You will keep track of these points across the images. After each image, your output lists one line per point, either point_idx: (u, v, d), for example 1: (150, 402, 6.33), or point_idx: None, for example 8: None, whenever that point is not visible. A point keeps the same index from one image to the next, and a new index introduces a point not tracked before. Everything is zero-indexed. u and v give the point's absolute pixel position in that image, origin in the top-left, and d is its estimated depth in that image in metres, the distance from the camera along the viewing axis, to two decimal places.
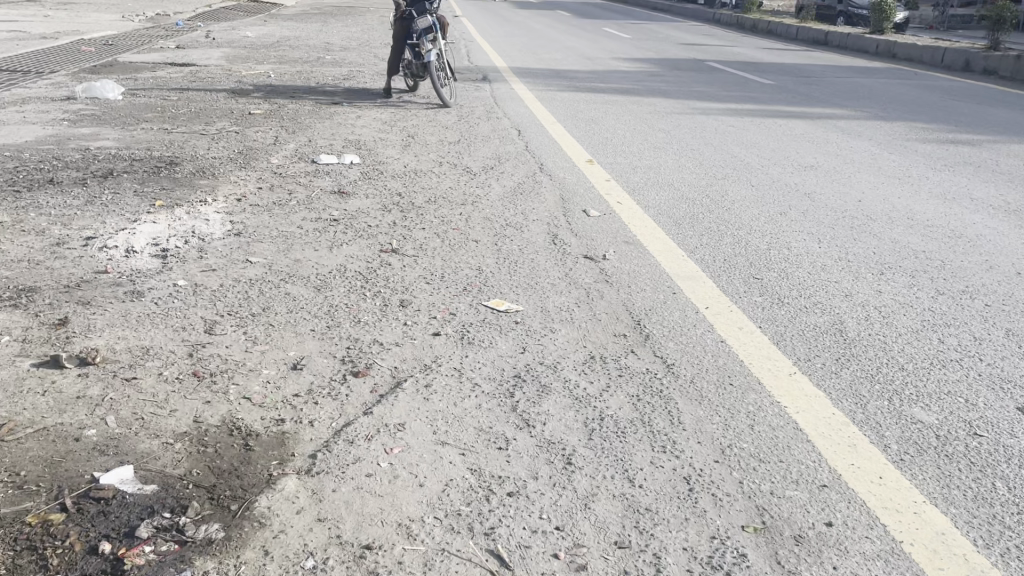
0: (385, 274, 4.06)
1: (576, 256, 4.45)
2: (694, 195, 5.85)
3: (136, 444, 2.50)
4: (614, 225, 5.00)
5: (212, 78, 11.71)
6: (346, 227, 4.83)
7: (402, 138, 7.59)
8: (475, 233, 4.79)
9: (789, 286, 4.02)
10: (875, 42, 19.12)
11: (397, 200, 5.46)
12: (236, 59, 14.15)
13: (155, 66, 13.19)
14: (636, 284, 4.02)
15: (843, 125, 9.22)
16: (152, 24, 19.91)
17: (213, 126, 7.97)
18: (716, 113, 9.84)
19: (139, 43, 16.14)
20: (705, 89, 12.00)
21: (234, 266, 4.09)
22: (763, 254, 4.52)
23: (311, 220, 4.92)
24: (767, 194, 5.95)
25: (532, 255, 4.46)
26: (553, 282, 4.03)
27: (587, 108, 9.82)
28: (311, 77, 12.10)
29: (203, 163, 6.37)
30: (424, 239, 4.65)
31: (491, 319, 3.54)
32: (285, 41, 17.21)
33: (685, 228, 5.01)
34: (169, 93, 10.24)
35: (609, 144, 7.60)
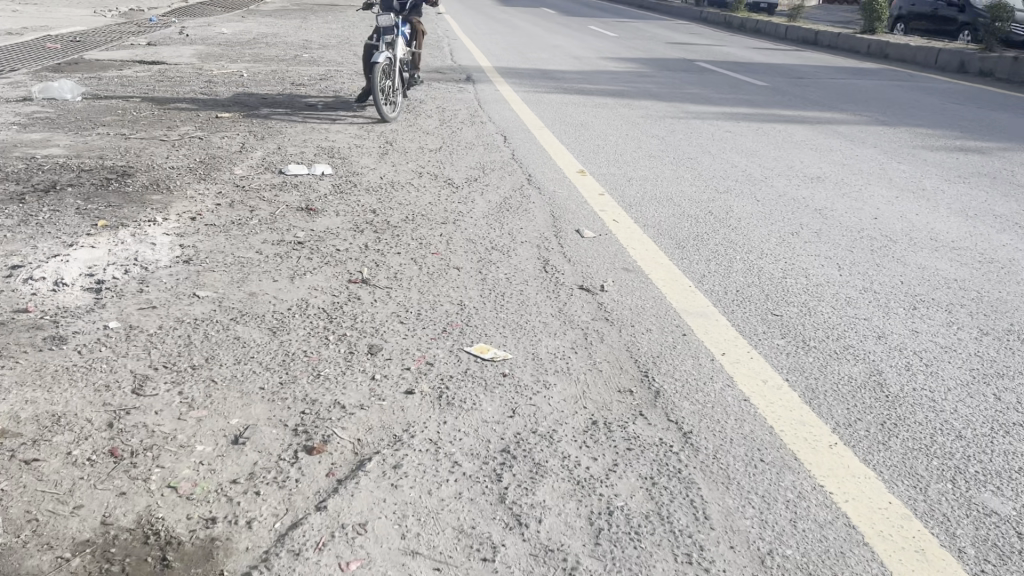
0: (352, 312, 3.54)
1: (571, 287, 3.95)
2: (696, 211, 5.36)
3: (23, 561, 1.98)
4: (611, 249, 4.51)
5: (181, 78, 11.11)
6: (311, 251, 4.30)
7: (380, 146, 7.07)
8: (456, 259, 4.28)
9: (813, 325, 3.54)
10: (868, 42, 18.72)
11: (371, 218, 4.93)
12: (209, 57, 13.52)
13: (122, 65, 12.55)
14: (640, 323, 3.53)
15: (846, 130, 8.77)
16: (125, 20, 19.19)
17: (176, 131, 7.40)
18: (711, 117, 9.36)
19: (109, 40, 15.46)
20: (698, 91, 11.53)
21: (177, 303, 3.55)
22: (779, 284, 4.05)
23: (273, 243, 4.39)
24: (775, 209, 5.48)
25: (521, 285, 3.96)
26: (545, 321, 3.53)
27: (576, 111, 9.31)
28: (285, 76, 11.51)
29: (160, 174, 5.82)
30: (399, 266, 4.13)
31: (473, 371, 3.03)
32: (262, 38, 16.62)
33: (689, 251, 4.53)
34: (133, 95, 9.64)
35: (601, 152, 7.11)
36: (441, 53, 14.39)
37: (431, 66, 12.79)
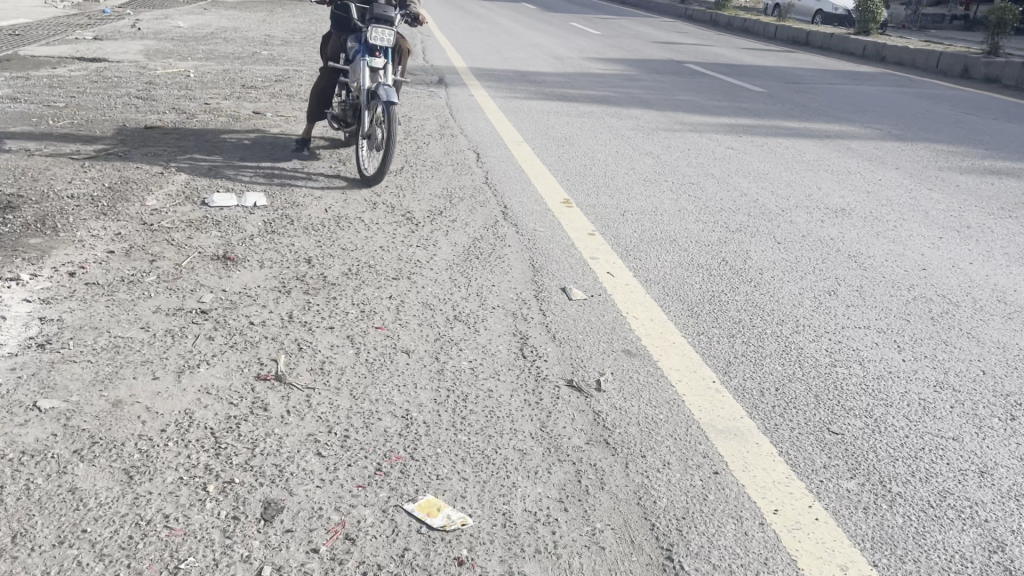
0: (252, 435, 2.53)
1: (556, 382, 2.97)
2: (707, 259, 4.40)
3: None
4: (606, 319, 3.54)
5: (118, 79, 9.98)
6: (216, 326, 3.29)
7: (345, 176, 5.86)
8: (407, 337, 3.28)
9: (888, 453, 2.60)
10: (862, 44, 17.90)
11: (304, 272, 3.92)
12: (157, 54, 12.38)
13: (59, 62, 11.42)
14: (655, 450, 2.56)
15: (858, 147, 7.86)
16: (77, 11, 17.91)
17: (91, 147, 6.33)
18: (709, 130, 8.42)
19: (53, 33, 14.26)
20: (693, 98, 10.58)
21: (5, 423, 2.54)
22: (828, 378, 3.10)
23: (168, 314, 3.38)
24: (800, 253, 4.55)
25: (491, 379, 2.97)
26: (524, 448, 2.54)
27: (559, 123, 8.32)
28: (237, 77, 10.40)
29: (52, 205, 4.77)
30: (328, 350, 3.12)
31: (413, 556, 2.03)
32: (221, 33, 15.48)
33: (705, 320, 3.58)
34: (57, 99, 8.52)
35: (589, 176, 6.14)
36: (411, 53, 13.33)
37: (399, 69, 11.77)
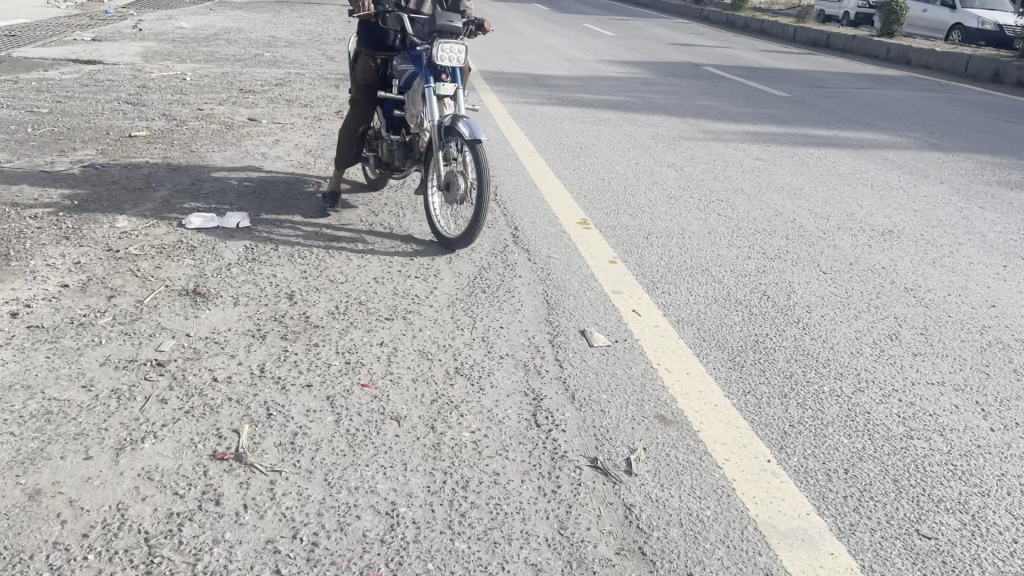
0: (196, 545, 2.01)
1: (576, 462, 2.44)
2: (745, 293, 3.86)
3: None
4: (635, 374, 3.00)
5: (110, 82, 9.48)
6: (173, 384, 2.78)
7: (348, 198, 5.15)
8: (398, 397, 2.76)
9: (997, 570, 2.07)
10: (886, 45, 17.28)
11: (283, 311, 3.40)
12: (155, 56, 11.88)
13: (53, 63, 10.94)
14: (704, 564, 2.02)
15: (896, 158, 7.28)
16: (80, 11, 17.49)
17: (68, 160, 5.86)
18: (734, 139, 7.87)
19: (51, 34, 13.79)
20: (714, 104, 10.02)
21: None
22: (906, 455, 2.56)
23: (117, 367, 2.87)
24: (850, 286, 4.01)
25: (496, 457, 2.44)
26: (539, 561, 2.01)
27: (574, 131, 7.78)
28: (236, 81, 9.93)
29: (9, 226, 4.27)
30: (302, 417, 2.60)
31: None
32: (224, 34, 15.03)
33: (750, 373, 3.04)
34: (42, 104, 8.05)
35: (608, 192, 5.60)
36: None
37: None
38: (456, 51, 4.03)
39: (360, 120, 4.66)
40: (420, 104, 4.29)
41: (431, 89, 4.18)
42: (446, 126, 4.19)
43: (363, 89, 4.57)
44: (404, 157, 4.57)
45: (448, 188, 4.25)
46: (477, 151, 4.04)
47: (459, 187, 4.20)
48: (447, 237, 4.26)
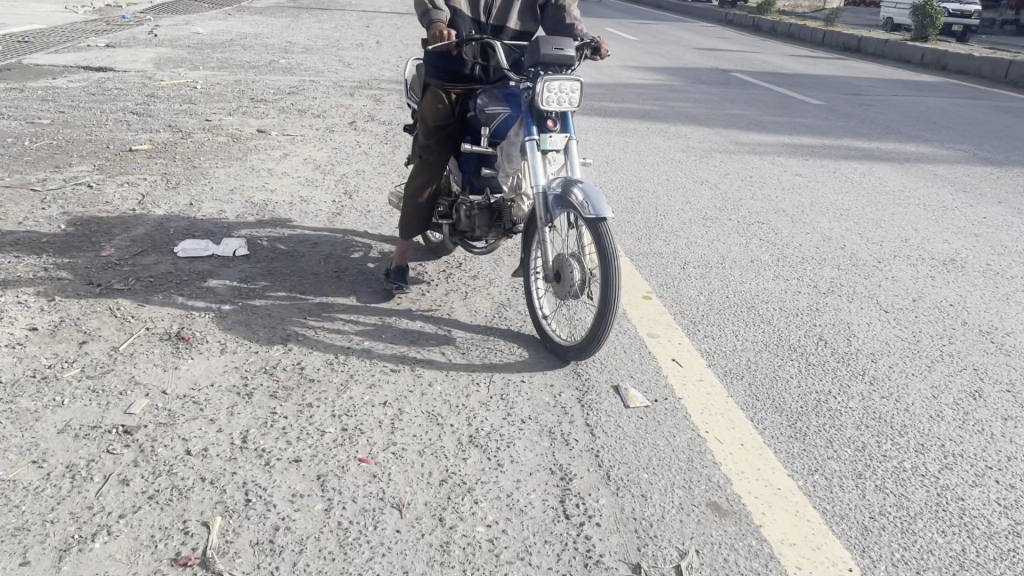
0: None
1: (614, 570, 2.00)
2: (799, 337, 3.41)
3: None
4: (679, 445, 2.55)
5: (118, 91, 9.15)
6: (138, 459, 2.37)
7: (361, 227, 4.75)
8: (401, 478, 2.33)
9: None
10: (921, 50, 16.68)
11: (275, 361, 3.00)
12: (168, 63, 11.59)
13: (63, 70, 10.67)
14: None
15: (947, 173, 6.77)
16: (97, 17, 17.28)
17: (62, 176, 5.51)
18: (770, 152, 7.39)
19: (64, 40, 13.55)
20: (746, 113, 9.55)
21: None
22: (1015, 561, 2.10)
23: (77, 436, 2.48)
24: (917, 328, 3.54)
25: (517, 563, 2.01)
26: None
27: (599, 144, 7.34)
28: (248, 88, 9.59)
29: None
30: (285, 506, 2.19)
31: None
32: (240, 40, 14.73)
33: (815, 444, 2.59)
34: (45, 114, 7.74)
35: (640, 214, 5.14)
36: None
37: None
38: (567, 91, 2.93)
39: (431, 175, 3.56)
40: (516, 162, 3.19)
41: (531, 142, 3.06)
42: (555, 194, 3.07)
43: (433, 134, 3.48)
44: (488, 226, 3.47)
45: (556, 278, 3.11)
46: (599, 231, 2.90)
47: (571, 277, 3.04)
48: (558, 345, 3.10)
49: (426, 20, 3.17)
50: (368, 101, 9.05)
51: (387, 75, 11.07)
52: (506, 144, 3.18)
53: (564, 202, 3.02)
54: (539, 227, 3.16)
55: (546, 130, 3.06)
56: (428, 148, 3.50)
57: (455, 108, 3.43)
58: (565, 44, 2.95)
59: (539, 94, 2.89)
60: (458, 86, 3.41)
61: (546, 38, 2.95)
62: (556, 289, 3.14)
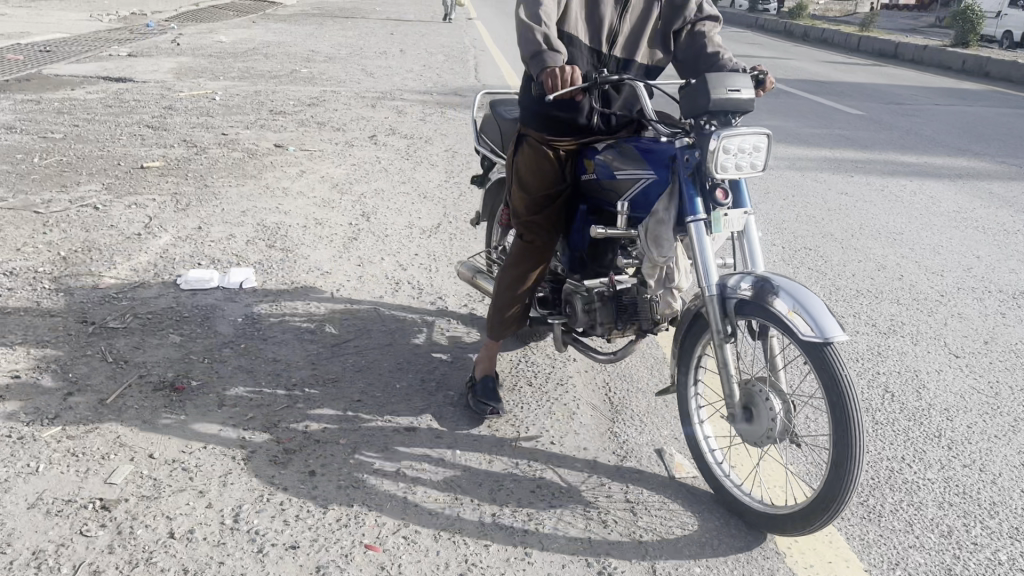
0: None
1: None
2: (862, 387, 3.05)
3: None
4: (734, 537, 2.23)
5: (135, 102, 8.95)
6: (114, 543, 2.08)
7: (379, 254, 4.44)
8: (413, 571, 2.02)
9: None
10: (961, 57, 16.15)
11: (277, 418, 2.69)
12: (188, 73, 11.42)
13: (84, 81, 10.53)
14: None
15: (1003, 191, 6.36)
16: (122, 25, 17.22)
17: (68, 195, 5.27)
18: (811, 167, 7.01)
19: (86, 49, 13.43)
20: (783, 125, 9.15)
21: None
22: None
23: (48, 512, 2.18)
24: (993, 376, 3.17)
25: None
26: None
27: None
28: (268, 100, 9.38)
29: None
30: None
31: None
32: (263, 48, 14.57)
33: (892, 527, 2.25)
34: (59, 127, 7.54)
35: None
36: (462, 72, 12.19)
37: (447, 89, 10.63)
38: (747, 150, 2.20)
39: (534, 259, 2.77)
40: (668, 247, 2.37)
41: (696, 220, 2.27)
42: (739, 299, 2.21)
43: (537, 209, 2.69)
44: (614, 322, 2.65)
45: (745, 414, 2.29)
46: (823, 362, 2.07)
47: (770, 415, 2.21)
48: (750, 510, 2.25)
49: (537, 63, 2.41)
50: (390, 114, 8.78)
51: (411, 85, 10.80)
52: (651, 220, 2.37)
53: (755, 313, 2.18)
54: (709, 339, 2.31)
55: (714, 204, 2.27)
56: (530, 225, 2.71)
57: (564, 169, 2.65)
58: (736, 84, 2.25)
59: (713, 150, 2.17)
60: (569, 140, 2.62)
61: (716, 77, 2.25)
62: (742, 431, 2.29)
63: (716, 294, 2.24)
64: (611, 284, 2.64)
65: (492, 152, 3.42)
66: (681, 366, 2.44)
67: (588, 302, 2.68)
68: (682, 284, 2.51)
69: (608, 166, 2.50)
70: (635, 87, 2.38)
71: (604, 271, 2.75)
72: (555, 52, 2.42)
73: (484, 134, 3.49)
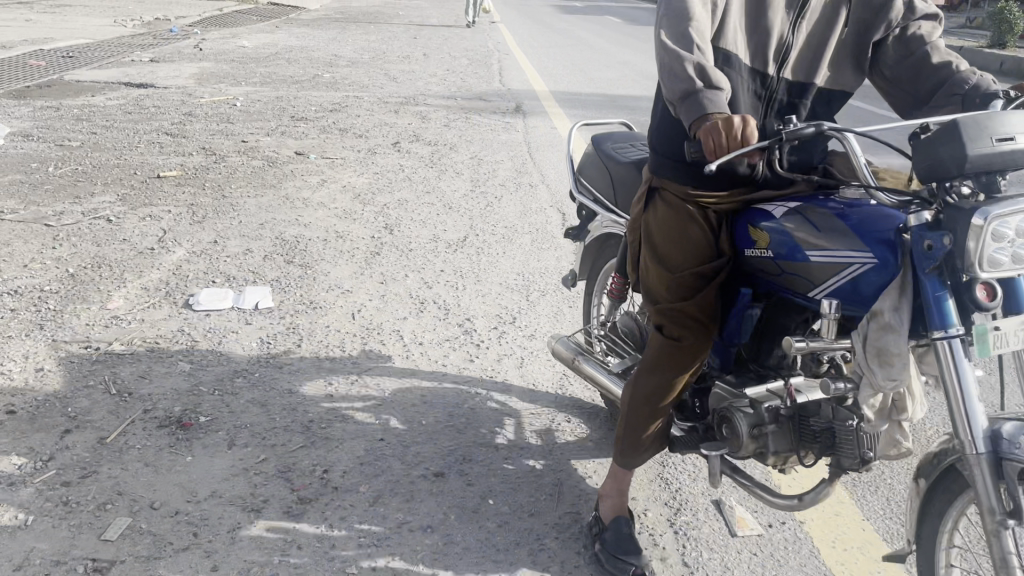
0: None
1: None
2: None
3: None
4: None
5: (155, 109, 8.79)
6: None
7: (403, 270, 4.19)
8: None
9: None
10: (999, 59, 15.67)
11: (293, 460, 2.44)
12: (210, 79, 11.28)
13: (104, 87, 10.42)
14: None
15: None
16: (145, 30, 17.17)
17: (81, 206, 5.08)
18: None
19: (109, 55, 13.36)
20: None
21: None
22: None
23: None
24: None
25: None
26: None
27: None
28: (290, 105, 9.19)
29: None
30: None
31: None
32: (286, 53, 14.43)
33: None
34: (77, 135, 7.38)
35: None
36: (486, 76, 11.95)
37: (471, 93, 10.39)
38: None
39: (674, 362, 2.05)
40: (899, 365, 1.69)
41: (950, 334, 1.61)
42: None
43: (685, 296, 1.98)
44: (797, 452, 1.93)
45: None
46: None
47: None
48: None
49: (689, 106, 1.81)
50: (413, 119, 8.55)
51: (434, 89, 10.57)
52: (870, 324, 1.71)
53: None
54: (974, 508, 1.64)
55: (974, 308, 1.59)
56: (671, 316, 2.00)
57: (721, 242, 1.97)
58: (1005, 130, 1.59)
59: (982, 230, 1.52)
60: (726, 197, 1.95)
61: (975, 119, 1.59)
62: None
63: (988, 452, 1.57)
64: (788, 399, 1.90)
65: (597, 201, 2.78)
66: (925, 538, 1.78)
67: (756, 424, 1.96)
68: (916, 414, 1.83)
69: (796, 244, 1.86)
70: (841, 140, 1.77)
71: (772, 376, 2.04)
72: (715, 89, 1.82)
73: (586, 179, 2.84)
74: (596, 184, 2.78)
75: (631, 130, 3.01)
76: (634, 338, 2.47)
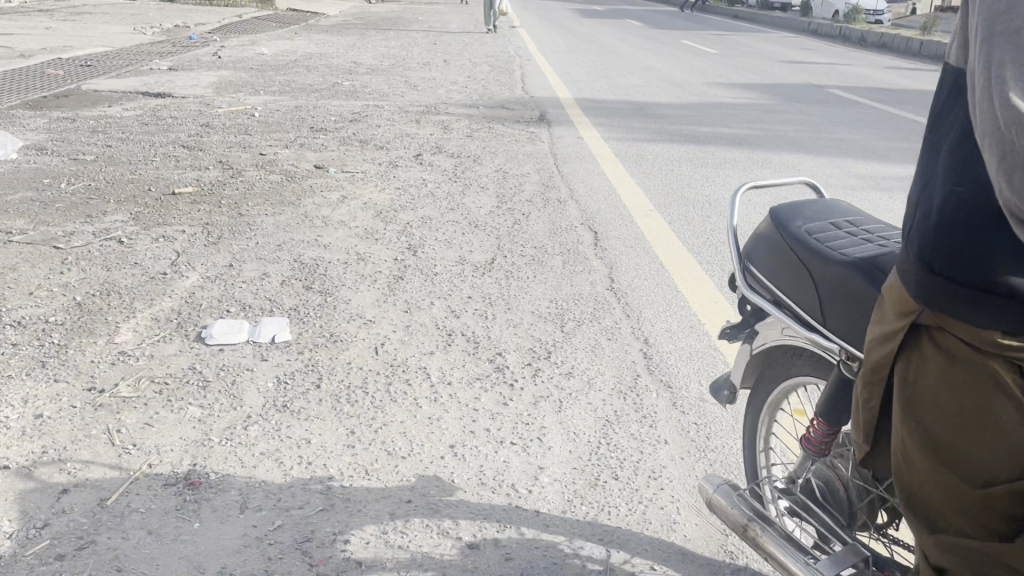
0: None
1: None
2: None
3: None
4: None
5: (172, 120, 8.62)
6: None
7: (427, 297, 3.93)
8: None
9: None
10: None
11: (310, 529, 2.19)
12: (229, 88, 11.12)
13: (122, 97, 10.28)
14: None
15: None
16: (165, 38, 17.10)
17: (92, 226, 4.88)
18: (898, 187, 6.37)
19: (128, 63, 13.26)
20: (857, 137, 8.49)
21: None
22: None
23: None
24: None
25: None
26: None
27: (696, 180, 6.44)
28: (309, 115, 8.99)
29: None
30: None
31: None
32: (305, 61, 14.27)
33: None
34: (92, 148, 7.20)
35: None
36: (508, 83, 11.71)
37: (493, 102, 10.16)
38: None
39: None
40: None
41: None
42: None
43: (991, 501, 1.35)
44: None
45: None
46: None
47: None
48: None
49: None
50: (435, 130, 8.32)
51: (455, 98, 10.34)
52: None
53: None
54: None
55: None
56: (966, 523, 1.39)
57: None
58: None
59: None
60: None
61: None
62: None
63: None
64: None
65: (778, 303, 1.92)
66: None
67: None
68: None
69: None
70: None
71: None
72: None
73: (761, 274, 1.97)
74: (774, 278, 1.92)
75: (814, 198, 2.14)
76: (842, 504, 1.78)
